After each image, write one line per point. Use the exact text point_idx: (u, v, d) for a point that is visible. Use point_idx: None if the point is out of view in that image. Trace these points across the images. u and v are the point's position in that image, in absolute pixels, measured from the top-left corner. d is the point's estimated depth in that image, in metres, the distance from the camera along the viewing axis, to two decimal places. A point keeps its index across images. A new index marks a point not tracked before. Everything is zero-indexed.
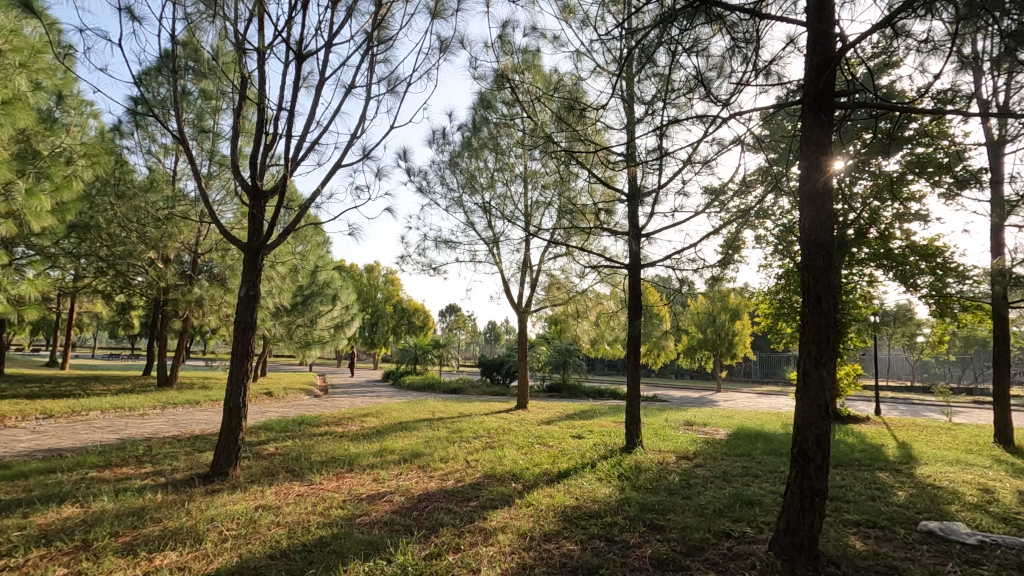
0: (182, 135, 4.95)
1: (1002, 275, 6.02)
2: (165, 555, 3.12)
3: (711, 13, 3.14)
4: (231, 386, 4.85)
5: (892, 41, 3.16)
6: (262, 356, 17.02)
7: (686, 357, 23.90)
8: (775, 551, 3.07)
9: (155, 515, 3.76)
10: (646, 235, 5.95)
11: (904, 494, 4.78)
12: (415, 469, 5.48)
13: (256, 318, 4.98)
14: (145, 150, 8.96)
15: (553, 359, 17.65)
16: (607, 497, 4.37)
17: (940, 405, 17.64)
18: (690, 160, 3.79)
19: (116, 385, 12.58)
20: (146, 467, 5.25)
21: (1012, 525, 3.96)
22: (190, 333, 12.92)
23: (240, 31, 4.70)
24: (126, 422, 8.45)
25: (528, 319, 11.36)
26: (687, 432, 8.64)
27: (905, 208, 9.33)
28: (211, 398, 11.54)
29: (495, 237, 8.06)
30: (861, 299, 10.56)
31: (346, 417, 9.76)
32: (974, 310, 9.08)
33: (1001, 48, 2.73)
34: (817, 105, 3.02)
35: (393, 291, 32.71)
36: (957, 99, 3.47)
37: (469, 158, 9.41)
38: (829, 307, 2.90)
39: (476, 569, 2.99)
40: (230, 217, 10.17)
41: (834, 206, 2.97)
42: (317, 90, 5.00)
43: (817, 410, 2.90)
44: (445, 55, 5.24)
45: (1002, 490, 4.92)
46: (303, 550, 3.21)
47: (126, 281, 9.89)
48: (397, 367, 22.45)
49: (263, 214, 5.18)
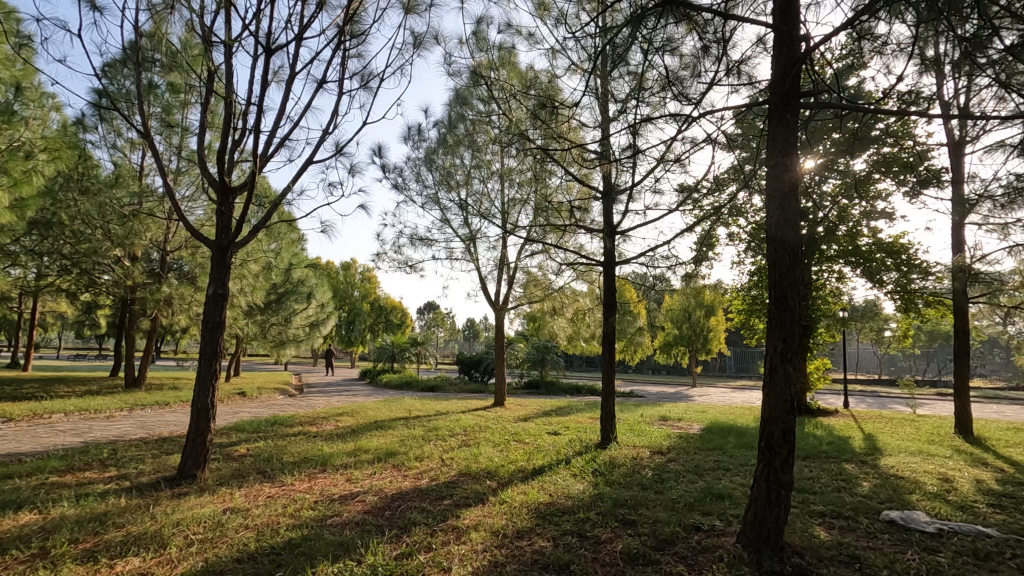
0: (146, 128, 4.78)
1: (961, 271, 6.23)
2: (126, 561, 3.05)
3: (680, 12, 3.17)
4: (198, 386, 4.73)
5: (858, 43, 3.23)
6: (233, 356, 16.64)
7: (662, 355, 24.25)
8: (743, 543, 3.13)
9: (118, 519, 3.67)
10: (622, 232, 6.03)
11: (868, 484, 4.92)
12: (389, 468, 5.42)
13: (225, 318, 4.87)
14: (111, 145, 8.70)
15: (531, 356, 17.75)
16: (580, 493, 4.41)
17: (906, 398, 18.16)
18: (662, 159, 3.82)
19: (81, 387, 12.22)
20: (109, 472, 5.10)
21: (968, 513, 4.10)
22: (159, 333, 12.60)
23: (206, 23, 4.57)
24: (90, 426, 8.16)
25: (505, 316, 11.33)
26: (662, 428, 8.72)
27: (872, 207, 9.57)
28: (181, 399, 11.28)
29: (471, 235, 8.02)
30: (831, 295, 10.86)
31: (320, 417, 9.59)
32: (937, 305, 9.39)
33: (961, 52, 2.81)
34: (783, 105, 3.06)
35: (370, 289, 32.40)
36: (919, 101, 3.56)
37: (445, 155, 9.36)
38: (795, 305, 2.96)
39: (447, 568, 2.97)
40: (200, 215, 9.99)
41: (800, 205, 3.02)
42: (288, 85, 4.89)
43: (782, 403, 2.96)
44: (419, 51, 5.18)
45: (961, 479, 5.09)
46: (272, 552, 3.17)
47: (91, 280, 9.53)
48: (374, 366, 22.23)
49: (232, 210, 5.06)
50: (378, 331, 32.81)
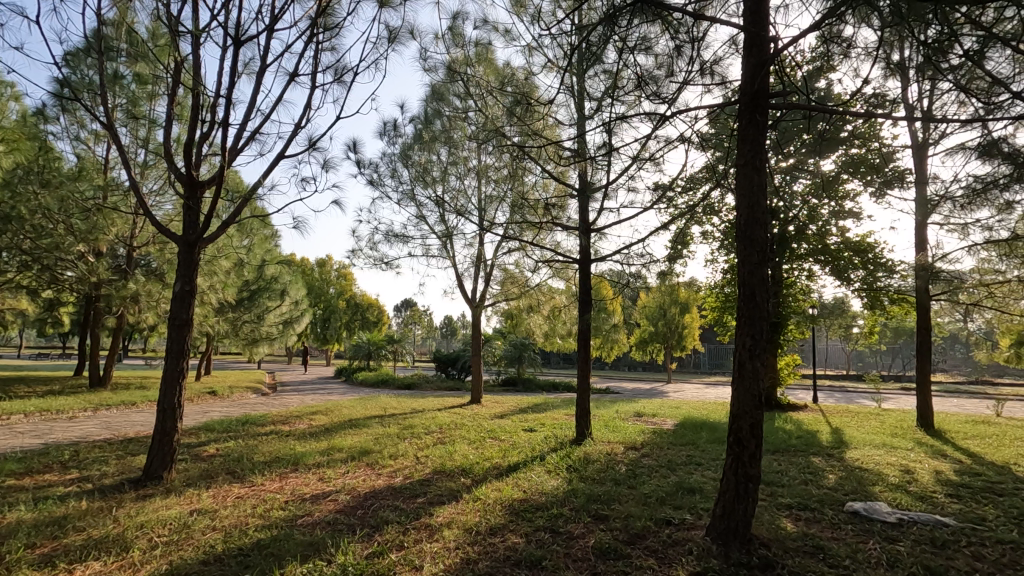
0: (109, 119, 4.61)
1: (923, 270, 6.44)
2: (87, 565, 2.97)
3: (653, 13, 3.19)
4: (164, 386, 4.60)
5: (827, 47, 3.28)
6: (204, 355, 16.25)
7: (638, 352, 24.59)
8: (712, 536, 3.18)
9: (78, 524, 3.56)
10: (597, 230, 6.07)
11: (834, 477, 5.05)
12: (363, 467, 5.35)
13: (193, 315, 4.75)
14: (74, 137, 8.40)
15: (508, 353, 17.72)
16: (555, 489, 4.43)
17: (872, 392, 18.77)
18: (637, 157, 3.85)
19: (42, 387, 11.82)
20: (72, 473, 4.96)
21: (927, 503, 4.23)
22: (125, 331, 12.26)
23: (173, 13, 4.42)
24: (51, 426, 7.93)
25: (482, 314, 11.30)
26: (637, 423, 8.84)
27: (840, 207, 9.82)
28: (148, 399, 10.98)
29: (447, 232, 7.96)
30: (801, 292, 11.12)
31: (293, 416, 9.39)
32: (901, 303, 9.66)
33: (924, 56, 2.88)
34: (752, 106, 3.10)
35: (346, 286, 31.94)
36: (884, 104, 3.65)
37: (421, 151, 9.28)
38: (763, 301, 3.00)
39: (418, 566, 2.96)
40: (168, 210, 9.76)
41: (768, 205, 3.08)
42: (258, 77, 4.78)
43: (750, 399, 3.01)
44: (394, 45, 5.11)
45: (921, 471, 5.26)
46: (239, 554, 3.11)
47: (53, 276, 9.20)
48: (350, 364, 21.97)
49: (200, 205, 4.92)
50: (355, 328, 32.44)
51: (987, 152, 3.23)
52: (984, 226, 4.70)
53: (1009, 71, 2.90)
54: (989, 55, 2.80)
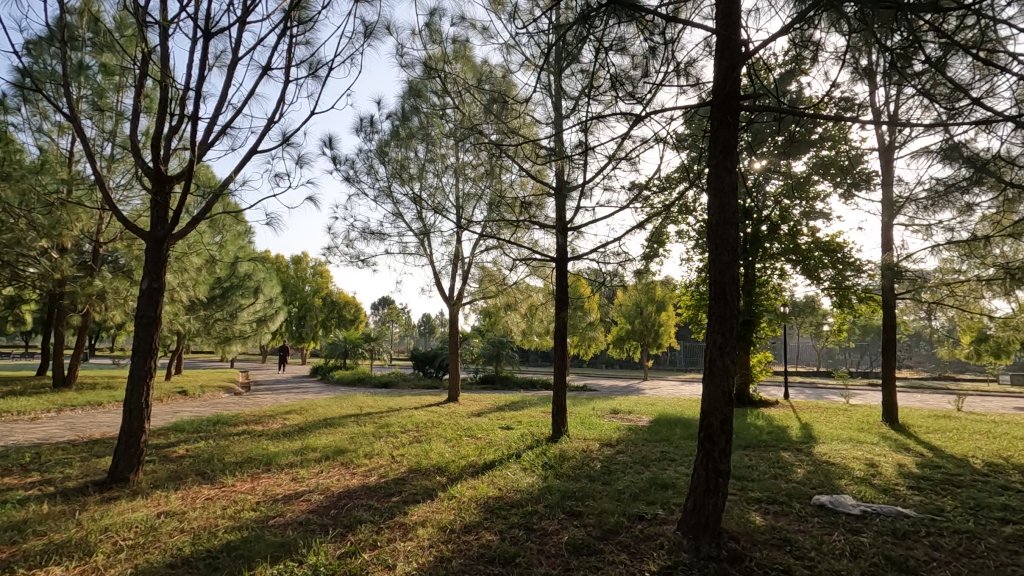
0: (71, 111, 4.46)
1: (889, 269, 6.63)
2: (48, 570, 2.88)
3: (628, 15, 3.22)
4: (130, 385, 4.48)
5: (799, 50, 3.35)
6: (174, 354, 15.88)
7: (615, 350, 24.83)
8: (683, 530, 3.23)
9: (39, 528, 3.45)
10: (574, 228, 6.12)
11: (802, 471, 5.18)
12: (337, 467, 5.29)
13: (161, 313, 4.62)
14: (36, 129, 8.10)
15: (486, 351, 17.71)
16: (529, 487, 4.44)
17: (840, 388, 19.29)
18: (612, 156, 3.89)
19: (3, 387, 11.43)
20: (33, 476, 4.81)
21: (889, 495, 4.38)
22: (90, 330, 11.89)
23: (139, 2, 4.30)
24: (11, 428, 7.66)
25: (459, 311, 11.27)
26: (612, 420, 8.91)
27: (811, 207, 10.03)
28: (115, 399, 10.68)
29: (424, 230, 7.89)
30: (774, 291, 11.35)
31: (267, 416, 9.24)
32: (868, 301, 9.93)
33: (889, 62, 2.96)
34: (724, 107, 3.15)
35: (322, 284, 31.50)
36: (853, 108, 3.75)
37: (398, 147, 9.21)
38: (734, 298, 3.06)
39: (391, 565, 2.95)
40: (136, 205, 9.51)
41: (739, 205, 3.13)
42: (230, 70, 4.69)
43: (721, 396, 3.06)
44: (370, 40, 5.06)
45: (884, 464, 5.44)
46: (207, 556, 3.06)
47: (15, 273, 8.75)
48: (326, 362, 21.69)
49: (169, 200, 4.79)
50: (331, 326, 32.05)
51: (948, 155, 3.34)
52: (946, 227, 4.86)
53: (970, 77, 3.00)
54: (950, 61, 2.89)
